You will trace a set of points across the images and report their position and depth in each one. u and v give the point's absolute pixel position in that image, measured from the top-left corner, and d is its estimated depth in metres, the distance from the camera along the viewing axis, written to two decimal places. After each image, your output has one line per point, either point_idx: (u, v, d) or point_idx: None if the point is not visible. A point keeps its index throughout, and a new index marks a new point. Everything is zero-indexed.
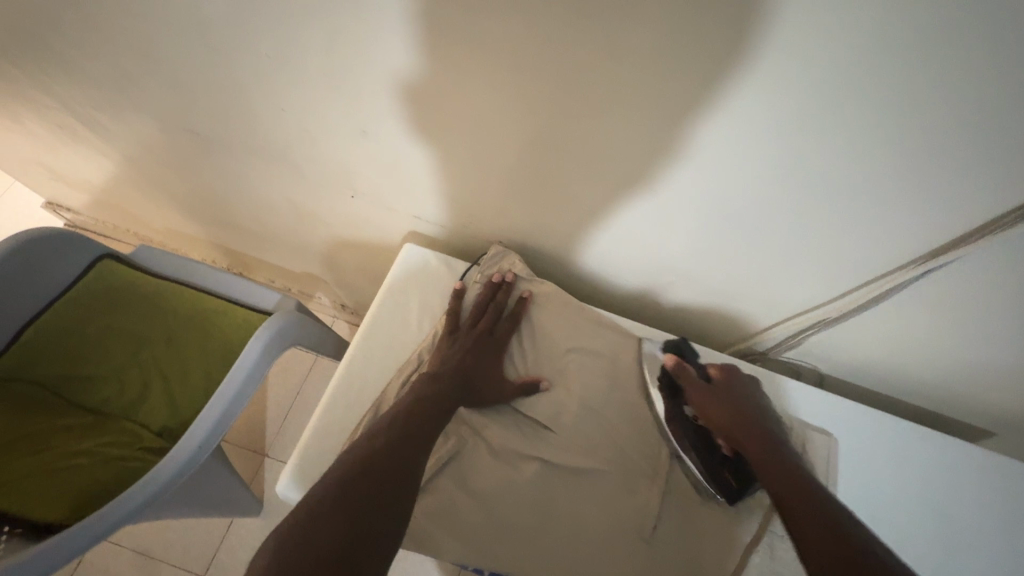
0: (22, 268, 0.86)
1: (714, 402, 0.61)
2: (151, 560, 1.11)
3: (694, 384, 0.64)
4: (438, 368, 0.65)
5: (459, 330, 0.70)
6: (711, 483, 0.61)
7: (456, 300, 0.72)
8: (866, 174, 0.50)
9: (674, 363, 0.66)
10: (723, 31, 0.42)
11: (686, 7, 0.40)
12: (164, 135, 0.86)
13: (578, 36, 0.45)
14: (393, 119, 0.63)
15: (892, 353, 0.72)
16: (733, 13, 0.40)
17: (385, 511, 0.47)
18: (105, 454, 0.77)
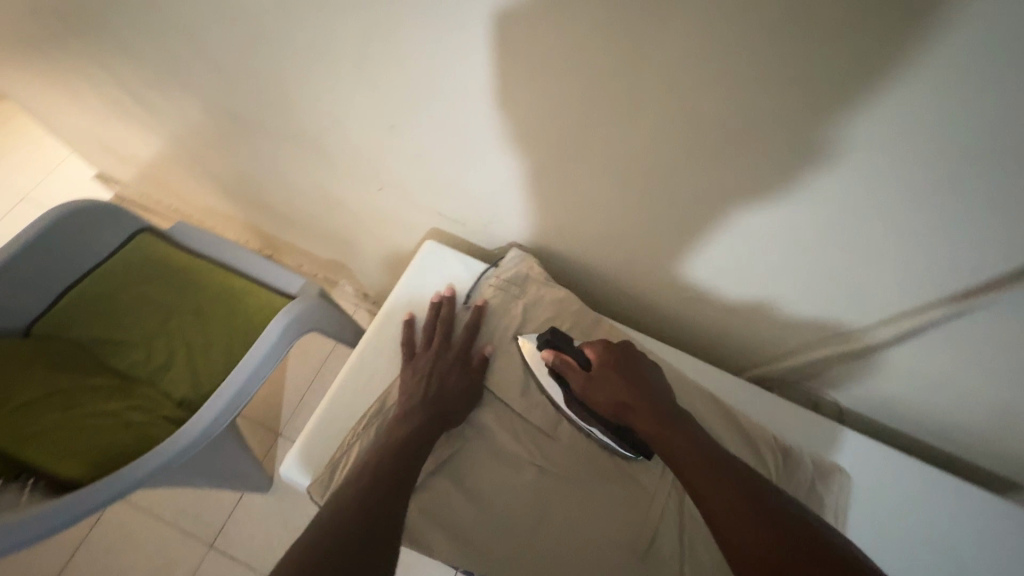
0: (63, 238, 0.91)
1: (597, 390, 0.60)
2: (164, 523, 1.16)
3: (577, 375, 0.63)
4: (406, 395, 0.64)
5: (416, 354, 0.69)
6: (628, 448, 0.62)
7: (407, 331, 0.71)
8: (898, 212, 0.48)
9: (554, 357, 0.64)
10: (755, 53, 0.41)
11: (711, 21, 0.40)
12: (207, 117, 0.90)
13: (602, 43, 0.45)
14: (418, 114, 0.63)
15: (917, 391, 0.68)
16: (761, 30, 0.39)
17: (380, 521, 0.48)
18: (127, 417, 0.81)
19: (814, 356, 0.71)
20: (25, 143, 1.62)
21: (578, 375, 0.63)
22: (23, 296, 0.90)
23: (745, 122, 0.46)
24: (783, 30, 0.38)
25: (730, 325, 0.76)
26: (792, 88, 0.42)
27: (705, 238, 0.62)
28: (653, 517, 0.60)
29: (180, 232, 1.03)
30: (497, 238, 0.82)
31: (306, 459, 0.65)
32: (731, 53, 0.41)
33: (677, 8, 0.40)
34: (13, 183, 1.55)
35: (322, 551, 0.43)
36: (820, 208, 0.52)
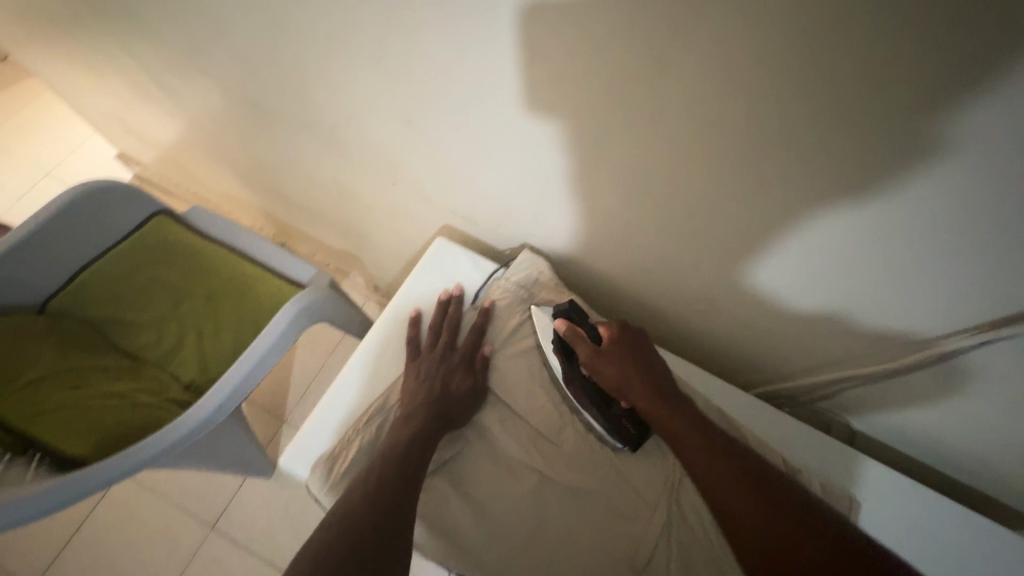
0: (80, 217, 0.92)
1: (605, 364, 0.61)
2: (169, 503, 1.18)
3: (586, 348, 0.62)
4: (412, 395, 0.64)
5: (421, 353, 0.68)
6: (614, 435, 0.62)
7: (413, 330, 0.70)
8: (926, 236, 0.46)
9: (566, 328, 0.63)
10: (783, 64, 0.39)
11: (737, 31, 0.38)
12: (226, 103, 0.90)
13: (622, 50, 0.44)
14: (434, 110, 0.63)
15: (934, 418, 0.66)
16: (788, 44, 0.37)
17: (390, 536, 0.47)
18: (135, 398, 0.82)
19: (828, 377, 0.69)
20: (51, 121, 1.65)
21: (587, 348, 0.62)
22: (39, 273, 0.92)
23: (768, 134, 0.45)
24: (812, 43, 0.37)
25: (743, 339, 0.74)
26: (820, 103, 0.40)
27: (759, 251, 0.58)
28: (654, 532, 0.58)
29: (195, 217, 1.04)
30: (509, 238, 0.81)
31: (307, 451, 0.65)
32: (757, 64, 0.40)
33: (701, 17, 0.38)
34: (39, 161, 1.58)
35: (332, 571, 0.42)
36: (890, 228, 0.47)
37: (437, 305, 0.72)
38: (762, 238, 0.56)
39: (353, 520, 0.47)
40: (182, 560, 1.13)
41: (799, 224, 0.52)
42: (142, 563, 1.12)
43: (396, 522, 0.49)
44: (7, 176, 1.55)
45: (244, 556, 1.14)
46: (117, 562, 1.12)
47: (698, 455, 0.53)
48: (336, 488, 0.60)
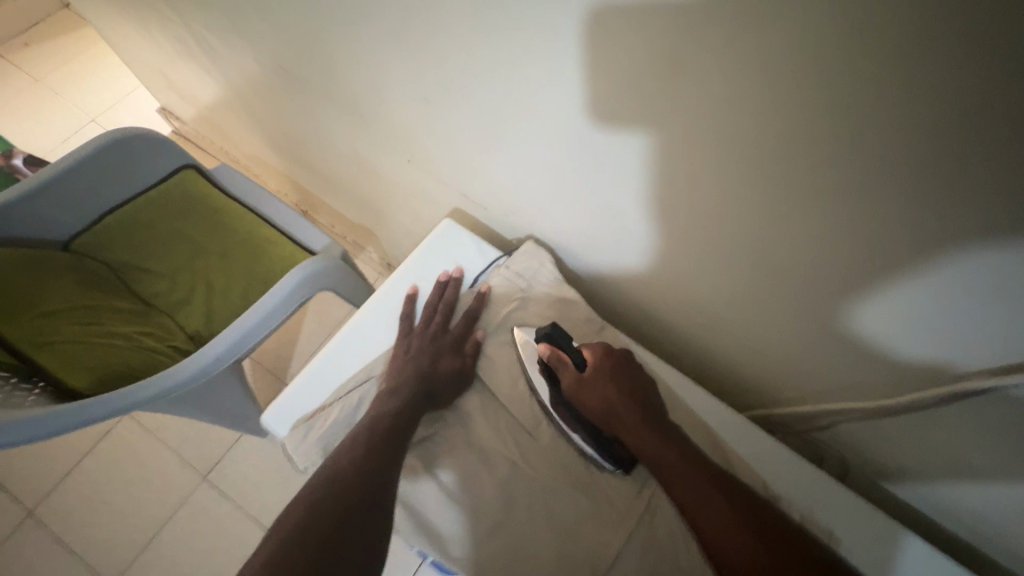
0: (110, 161, 0.96)
1: (589, 393, 0.59)
2: (167, 447, 1.22)
3: (569, 374, 0.60)
4: (399, 370, 0.64)
5: (413, 332, 0.69)
6: (605, 458, 0.59)
7: (408, 307, 0.71)
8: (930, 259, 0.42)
9: (549, 352, 0.62)
10: (800, 73, 0.37)
11: (751, 30, 0.37)
12: (259, 68, 0.91)
13: (636, 39, 0.42)
14: (452, 87, 0.62)
15: (936, 470, 0.61)
16: (803, 49, 0.36)
17: (370, 521, 0.48)
18: (139, 342, 0.85)
19: (824, 407, 0.65)
20: (103, 70, 1.71)
21: (571, 375, 0.60)
22: (67, 210, 0.96)
23: (781, 146, 0.43)
24: (826, 49, 0.35)
25: (741, 358, 0.71)
26: (837, 119, 0.38)
27: (839, 279, 0.51)
28: (618, 539, 0.57)
29: (221, 174, 1.07)
30: (519, 228, 0.81)
31: (291, 411, 0.66)
32: (774, 71, 0.38)
33: (714, 13, 0.37)
34: (88, 107, 1.65)
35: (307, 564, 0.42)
36: (921, 256, 0.43)
37: (434, 286, 0.72)
38: (841, 263, 0.49)
39: (329, 507, 0.47)
40: (173, 505, 1.17)
41: (875, 251, 0.45)
42: (136, 501, 1.17)
43: (375, 509, 0.49)
44: (57, 119, 1.62)
45: (231, 510, 1.17)
46: (113, 498, 1.17)
47: (685, 483, 0.51)
48: (311, 449, 0.62)
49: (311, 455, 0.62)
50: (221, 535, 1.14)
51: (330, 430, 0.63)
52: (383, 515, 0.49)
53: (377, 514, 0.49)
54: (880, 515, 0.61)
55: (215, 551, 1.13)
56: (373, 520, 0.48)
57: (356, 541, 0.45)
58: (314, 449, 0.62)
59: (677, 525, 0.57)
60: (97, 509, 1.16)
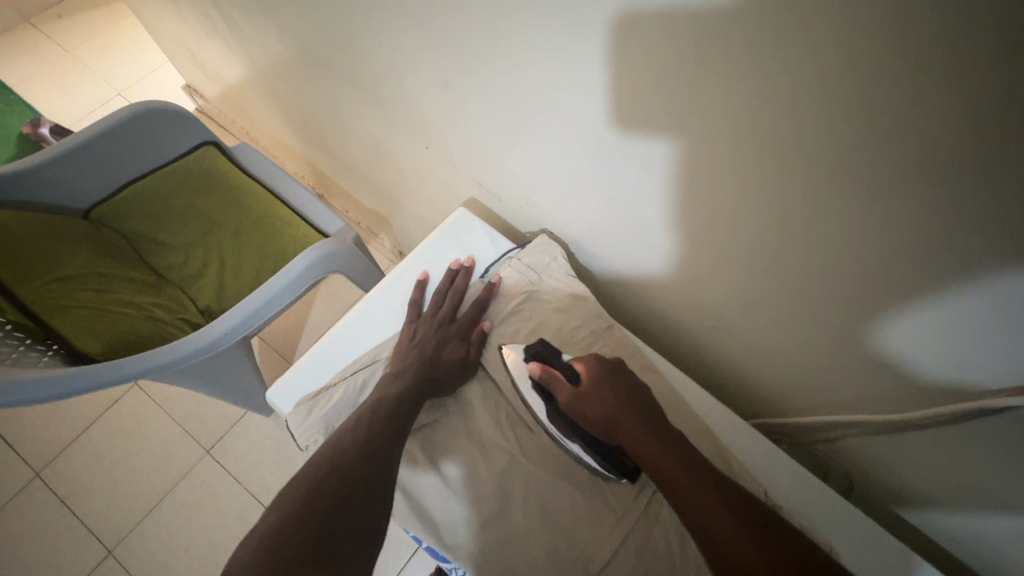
0: (132, 133, 0.97)
1: (588, 405, 0.57)
2: (173, 419, 1.24)
3: (564, 389, 0.59)
4: (405, 356, 0.64)
5: (421, 318, 0.69)
6: (610, 468, 0.59)
7: (417, 293, 0.71)
8: (951, 273, 0.41)
9: (541, 370, 0.61)
10: (826, 75, 0.36)
11: (778, 27, 0.36)
12: (283, 49, 0.92)
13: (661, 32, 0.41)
14: (472, 75, 0.62)
15: (943, 492, 0.60)
16: (832, 49, 0.35)
17: (370, 504, 0.48)
18: (151, 312, 0.86)
19: (831, 420, 0.63)
20: (131, 45, 1.73)
21: (566, 389, 0.59)
22: (88, 179, 0.97)
23: (802, 151, 0.42)
24: (858, 49, 0.34)
25: (748, 365, 0.70)
26: (861, 125, 0.37)
27: (854, 291, 0.49)
28: (613, 538, 0.56)
29: (241, 153, 1.08)
30: (532, 222, 0.80)
31: (295, 389, 0.66)
32: (799, 71, 0.37)
33: (742, 8, 0.36)
34: (115, 80, 1.67)
35: (305, 542, 0.42)
36: (943, 271, 0.41)
37: (445, 274, 0.72)
38: (857, 274, 0.48)
39: (330, 488, 0.47)
40: (175, 476, 1.18)
41: (895, 265, 0.44)
42: (140, 470, 1.19)
43: (374, 492, 0.49)
44: (84, 91, 1.65)
45: (231, 485, 1.18)
46: (117, 466, 1.19)
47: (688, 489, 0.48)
48: (313, 428, 0.62)
49: (312, 433, 0.63)
50: (220, 510, 1.15)
51: (333, 409, 0.63)
52: (382, 499, 0.49)
53: (376, 497, 0.48)
54: (882, 535, 0.59)
55: (212, 525, 1.14)
56: (372, 503, 0.48)
57: (355, 523, 0.45)
58: (316, 428, 0.62)
59: (673, 528, 0.56)
60: (101, 476, 1.18)
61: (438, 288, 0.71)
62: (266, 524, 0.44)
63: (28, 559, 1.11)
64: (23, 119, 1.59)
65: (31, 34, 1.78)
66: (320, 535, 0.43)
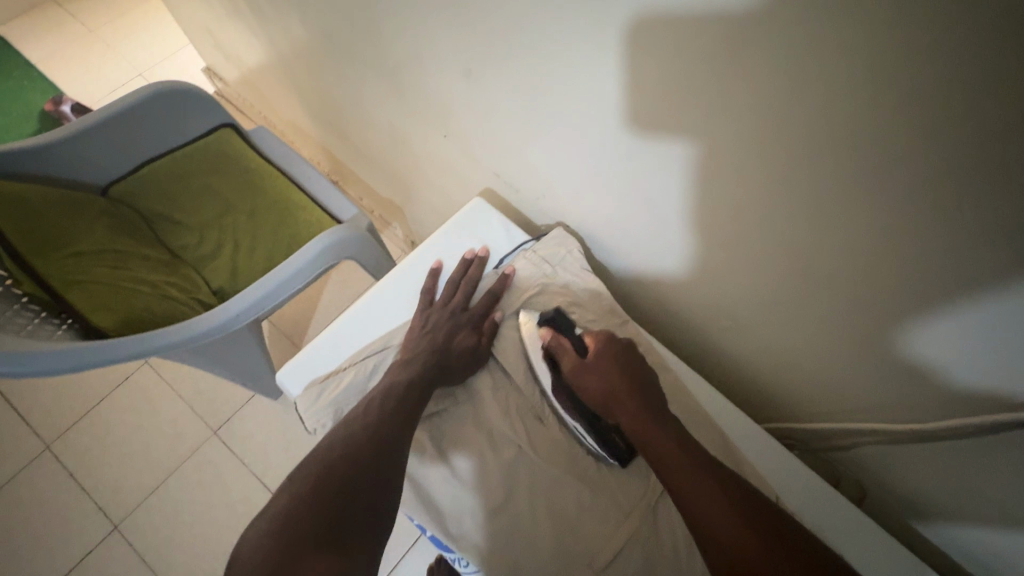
0: (152, 113, 0.98)
1: (589, 375, 0.58)
2: (181, 399, 1.25)
3: (569, 358, 0.60)
4: (417, 342, 0.64)
5: (433, 306, 0.68)
6: (600, 446, 0.59)
7: (431, 281, 0.70)
8: (984, 283, 0.39)
9: (550, 337, 0.62)
10: (860, 73, 0.35)
11: (812, 22, 0.34)
12: (303, 32, 0.92)
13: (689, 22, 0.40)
14: (492, 63, 0.61)
15: (959, 506, 0.58)
16: (867, 47, 0.33)
17: (380, 488, 0.48)
18: (165, 291, 0.86)
19: (846, 427, 0.62)
20: (154, 26, 1.75)
21: (570, 359, 0.60)
22: (107, 156, 0.98)
23: (830, 151, 0.40)
24: (896, 47, 0.32)
25: (763, 368, 0.69)
26: (894, 127, 0.36)
27: (877, 297, 0.48)
28: (619, 536, 0.56)
29: (258, 136, 1.08)
30: (548, 214, 0.79)
31: (306, 371, 0.66)
32: (832, 68, 0.36)
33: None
34: (136, 61, 1.68)
35: (317, 523, 0.43)
36: (973, 280, 0.40)
37: (458, 263, 0.72)
38: (879, 281, 0.46)
39: (341, 470, 0.47)
40: (182, 456, 1.19)
41: (922, 272, 0.43)
42: (147, 448, 1.20)
43: (386, 475, 0.49)
44: (106, 70, 1.66)
45: (237, 466, 1.19)
46: (126, 443, 1.20)
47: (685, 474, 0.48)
48: (321, 412, 0.62)
49: (321, 416, 0.62)
50: (225, 491, 1.16)
51: (342, 394, 0.63)
52: (393, 481, 0.49)
53: (388, 480, 0.49)
54: (894, 547, 0.58)
55: (217, 505, 1.15)
56: (384, 486, 0.48)
57: (366, 506, 0.46)
58: (325, 412, 0.62)
59: (681, 529, 0.56)
60: (110, 451, 1.19)
61: (454, 276, 0.71)
62: (277, 505, 0.45)
63: (36, 530, 1.12)
64: (46, 96, 1.60)
65: (56, 12, 1.80)
66: (331, 517, 0.44)
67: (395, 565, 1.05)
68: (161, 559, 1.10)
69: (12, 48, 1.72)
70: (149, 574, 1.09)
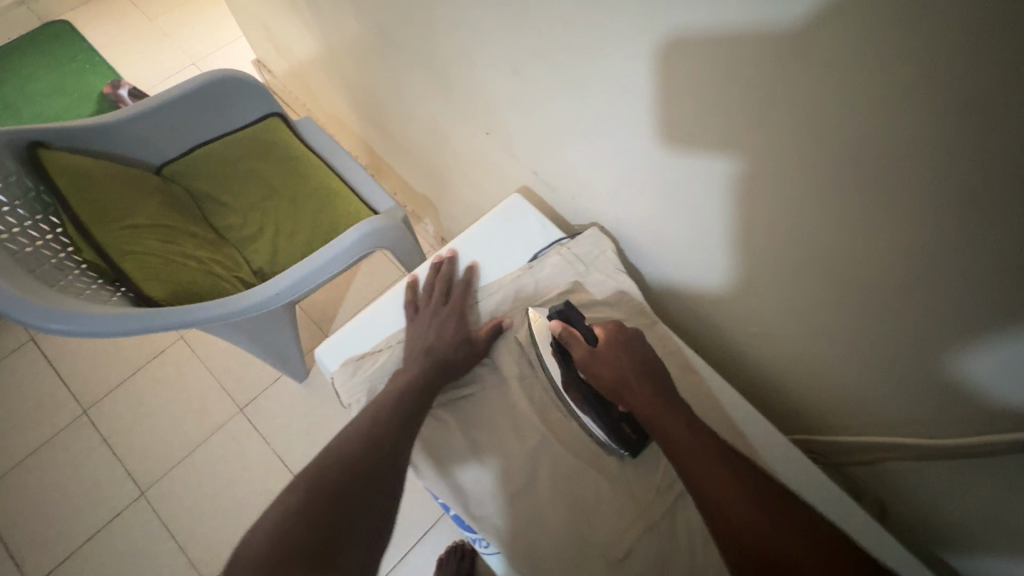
0: (206, 99, 1.04)
1: (602, 364, 0.59)
2: (212, 375, 1.30)
3: (580, 348, 0.61)
4: (409, 352, 0.65)
5: (417, 309, 0.70)
6: (611, 437, 0.60)
7: (410, 293, 0.72)
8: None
9: (561, 328, 0.62)
10: (905, 86, 0.35)
11: (862, 35, 0.35)
12: (357, 28, 0.96)
13: (739, 31, 0.41)
14: (541, 64, 0.63)
15: (986, 530, 0.57)
16: (917, 63, 0.34)
17: (386, 480, 0.50)
18: (210, 268, 0.90)
19: (877, 440, 0.61)
20: (211, 18, 1.83)
21: (582, 348, 0.61)
22: (163, 137, 1.04)
23: (870, 163, 0.41)
24: (944, 64, 0.33)
25: (792, 377, 0.69)
26: (937, 140, 0.36)
27: (913, 314, 0.48)
28: (636, 530, 0.56)
29: (305, 126, 1.12)
30: (583, 214, 0.81)
31: (343, 349, 0.69)
32: (877, 80, 0.37)
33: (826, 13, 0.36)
34: (191, 50, 1.76)
35: (316, 525, 0.44)
36: (1014, 300, 0.40)
37: (431, 267, 0.74)
38: (914, 296, 0.46)
39: (334, 483, 0.47)
40: (209, 429, 1.24)
41: (960, 290, 0.42)
42: (176, 420, 1.25)
43: (379, 488, 0.49)
44: (163, 58, 1.74)
45: (259, 444, 1.22)
46: (157, 413, 1.25)
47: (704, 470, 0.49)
48: (358, 387, 0.65)
49: (356, 392, 0.65)
50: (246, 467, 1.20)
51: (378, 371, 0.67)
52: (393, 486, 0.50)
53: (382, 493, 0.49)
54: (913, 568, 0.57)
55: (237, 481, 1.18)
56: (375, 501, 0.48)
57: (371, 505, 0.47)
58: (361, 388, 0.66)
59: (698, 528, 0.56)
60: (142, 419, 1.24)
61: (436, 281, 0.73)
62: (293, 493, 0.47)
63: (68, 488, 1.18)
64: (105, 79, 1.69)
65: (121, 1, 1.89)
66: (343, 504, 0.46)
67: (404, 555, 1.07)
68: (182, 528, 1.14)
69: (78, 33, 1.82)
70: (170, 540, 1.13)
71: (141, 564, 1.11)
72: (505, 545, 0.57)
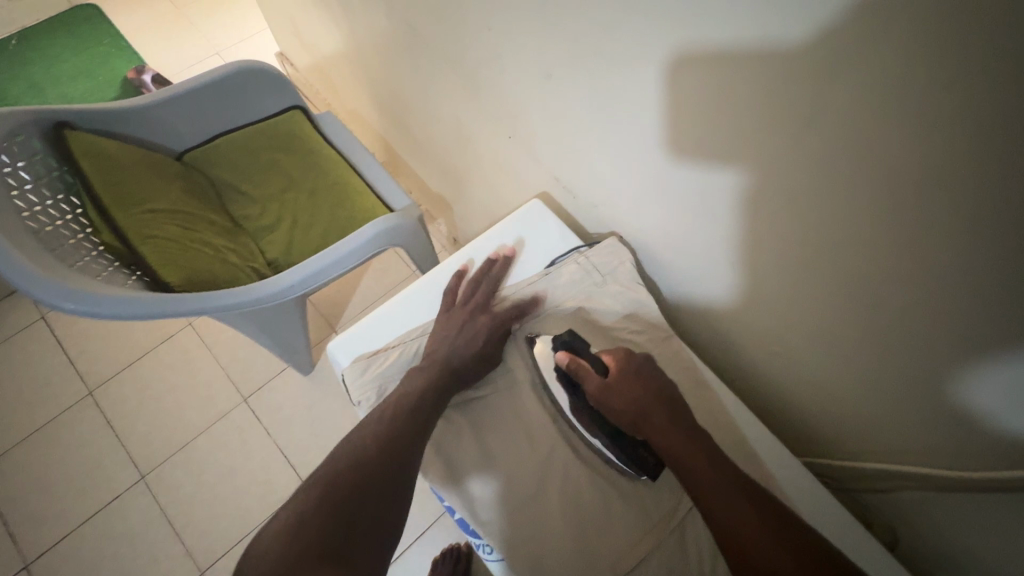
0: (231, 89, 1.05)
1: (615, 396, 0.58)
2: (219, 363, 1.30)
3: (591, 382, 0.60)
4: (431, 348, 0.65)
5: (457, 305, 0.70)
6: (628, 464, 0.59)
7: (456, 287, 0.72)
8: None
9: (569, 359, 0.62)
10: (944, 107, 0.34)
11: (905, 67, 0.35)
12: (384, 26, 0.96)
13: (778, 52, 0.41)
14: (571, 73, 0.63)
15: (997, 564, 0.56)
16: (959, 98, 0.33)
17: (394, 482, 0.49)
18: (226, 257, 0.91)
19: (893, 467, 0.60)
20: (237, 10, 1.85)
21: (593, 379, 0.60)
22: (188, 125, 1.05)
23: (904, 193, 0.40)
24: (988, 97, 0.32)
25: (806, 400, 0.68)
26: (978, 173, 0.35)
27: (941, 345, 0.47)
28: (643, 547, 0.56)
29: (327, 121, 1.13)
30: (603, 224, 0.81)
31: (355, 345, 0.69)
32: (920, 112, 0.36)
33: (869, 41, 0.35)
34: (216, 40, 1.78)
35: (325, 527, 0.43)
36: None
37: (484, 269, 0.73)
38: (942, 327, 0.45)
39: (347, 482, 0.47)
40: (213, 416, 1.24)
41: (989, 323, 0.42)
42: (181, 406, 1.25)
43: (391, 489, 0.48)
44: (187, 46, 1.76)
45: (261, 434, 1.22)
46: (162, 397, 1.25)
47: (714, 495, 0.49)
48: (367, 384, 0.65)
49: (366, 390, 0.65)
50: (247, 456, 1.19)
51: (388, 369, 0.67)
52: (404, 487, 0.50)
53: (393, 495, 0.48)
54: None
55: (238, 470, 1.18)
56: (387, 504, 0.47)
57: (381, 507, 0.47)
58: (372, 385, 0.65)
59: (707, 547, 0.56)
60: (147, 403, 1.25)
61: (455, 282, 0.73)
62: (304, 492, 0.46)
63: (69, 468, 1.18)
64: (130, 64, 1.71)
65: None
66: (354, 504, 0.46)
67: (401, 554, 1.07)
68: (181, 514, 1.14)
69: (106, 17, 1.84)
70: (167, 525, 1.12)
71: (138, 548, 1.10)
72: (510, 553, 0.57)
